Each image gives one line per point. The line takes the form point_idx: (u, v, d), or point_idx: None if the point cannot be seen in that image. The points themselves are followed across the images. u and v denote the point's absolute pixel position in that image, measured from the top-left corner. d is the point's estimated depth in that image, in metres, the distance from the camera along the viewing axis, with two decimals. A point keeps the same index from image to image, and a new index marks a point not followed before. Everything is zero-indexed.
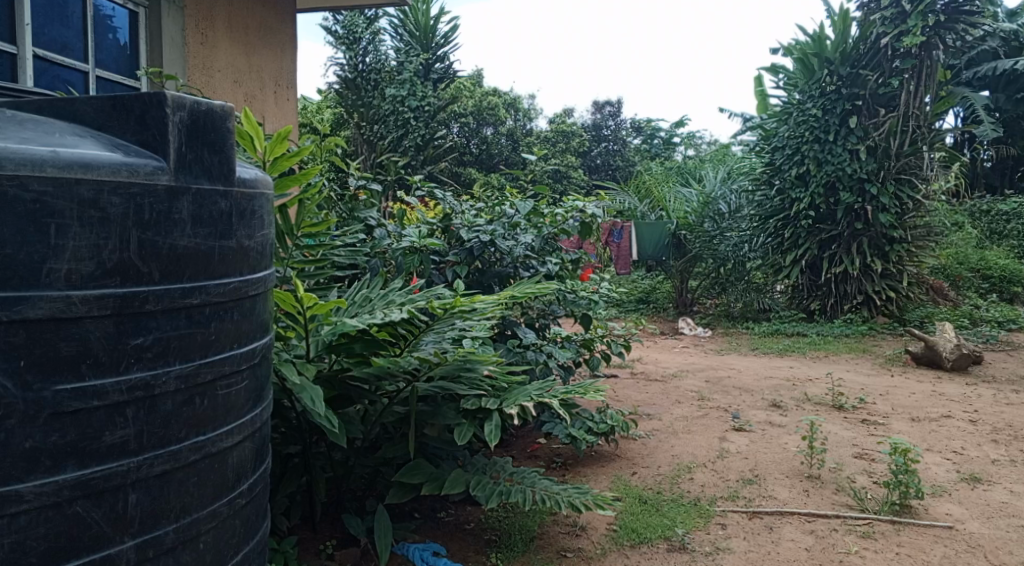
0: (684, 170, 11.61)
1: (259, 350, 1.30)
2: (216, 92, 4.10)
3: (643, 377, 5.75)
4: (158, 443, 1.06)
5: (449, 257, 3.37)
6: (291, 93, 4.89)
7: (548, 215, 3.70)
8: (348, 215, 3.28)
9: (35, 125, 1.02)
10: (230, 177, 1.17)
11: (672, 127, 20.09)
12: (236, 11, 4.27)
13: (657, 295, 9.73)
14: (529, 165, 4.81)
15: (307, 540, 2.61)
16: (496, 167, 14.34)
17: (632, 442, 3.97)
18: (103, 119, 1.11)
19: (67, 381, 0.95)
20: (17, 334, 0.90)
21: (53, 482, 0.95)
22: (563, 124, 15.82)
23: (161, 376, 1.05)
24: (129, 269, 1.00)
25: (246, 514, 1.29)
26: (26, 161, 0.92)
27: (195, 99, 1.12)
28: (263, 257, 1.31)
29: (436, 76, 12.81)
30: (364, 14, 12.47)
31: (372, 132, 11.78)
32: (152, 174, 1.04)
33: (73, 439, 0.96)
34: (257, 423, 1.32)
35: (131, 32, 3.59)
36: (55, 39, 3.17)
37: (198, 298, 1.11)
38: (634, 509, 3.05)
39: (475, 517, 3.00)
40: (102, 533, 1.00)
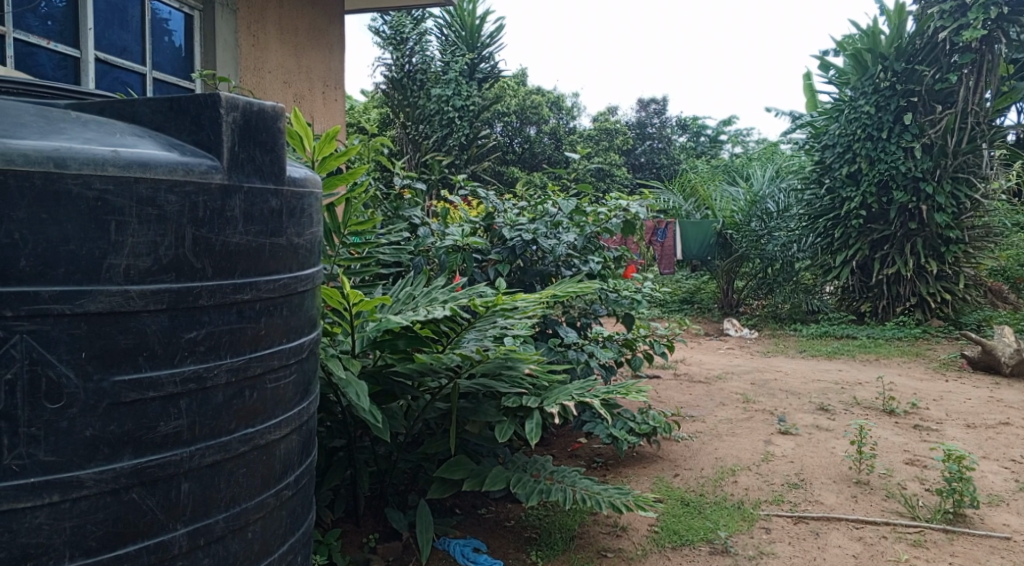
0: (730, 169, 11.44)
1: (307, 344, 1.34)
2: (267, 93, 4.19)
3: (686, 378, 5.70)
4: (209, 434, 1.10)
5: (491, 256, 3.40)
6: (338, 93, 4.97)
7: (591, 214, 3.70)
8: (392, 214, 3.32)
9: (96, 125, 1.07)
10: (281, 176, 1.21)
11: (719, 124, 19.86)
12: (286, 13, 4.36)
13: (701, 295, 9.63)
14: (573, 164, 4.81)
15: (350, 533, 2.66)
16: (540, 166, 14.36)
17: (675, 443, 3.94)
18: (160, 120, 1.14)
19: (125, 372, 0.99)
20: (78, 326, 0.94)
21: (111, 469, 0.99)
22: (607, 122, 15.75)
23: (213, 369, 1.09)
24: (184, 265, 1.04)
25: (292, 505, 1.33)
26: (89, 160, 0.96)
27: (247, 99, 1.15)
28: (311, 255, 1.34)
29: (481, 76, 12.78)
30: (411, 14, 12.59)
31: (418, 132, 11.92)
32: (206, 172, 1.07)
33: (130, 429, 1.00)
34: (304, 416, 1.35)
35: (187, 34, 3.70)
36: (115, 43, 3.28)
37: (249, 294, 1.14)
38: (676, 511, 3.03)
39: (515, 514, 3.01)
40: (156, 520, 1.04)
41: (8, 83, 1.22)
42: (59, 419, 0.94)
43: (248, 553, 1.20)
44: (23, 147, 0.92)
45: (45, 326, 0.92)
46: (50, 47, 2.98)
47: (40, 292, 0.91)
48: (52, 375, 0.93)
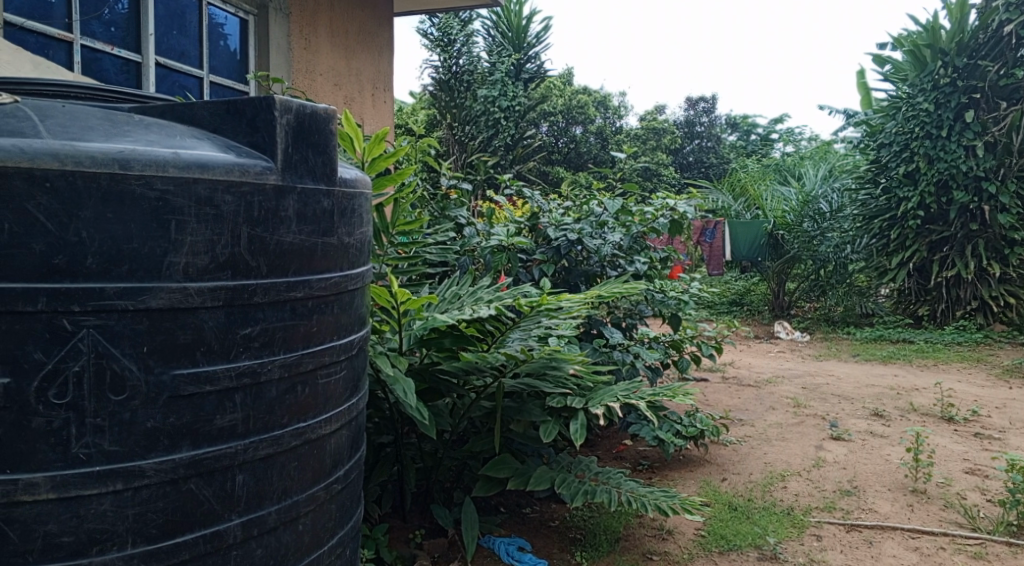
0: (781, 169, 11.22)
1: (356, 341, 1.36)
2: (318, 95, 4.26)
3: (734, 381, 5.62)
4: (263, 427, 1.13)
5: (536, 256, 3.40)
6: (387, 95, 5.04)
7: (637, 213, 3.67)
8: (439, 214, 3.35)
9: (158, 128, 1.11)
10: (333, 177, 1.23)
11: (770, 123, 19.55)
12: (337, 16, 4.43)
13: (751, 297, 9.47)
14: (619, 164, 4.78)
15: (397, 528, 2.69)
16: (585, 166, 14.33)
17: (723, 447, 3.89)
18: (219, 122, 1.18)
19: (184, 366, 1.02)
20: (141, 322, 0.98)
21: (170, 460, 1.03)
22: (654, 122, 15.62)
23: (266, 365, 1.12)
24: (240, 263, 1.07)
25: (342, 499, 1.36)
26: (151, 162, 0.99)
27: (301, 102, 1.18)
28: (361, 254, 1.37)
29: (527, 76, 12.94)
30: (459, 17, 12.66)
31: (464, 132, 11.99)
32: (261, 174, 1.10)
33: (188, 421, 1.03)
34: (353, 412, 1.37)
35: (242, 38, 3.79)
36: (174, 47, 3.39)
37: (302, 292, 1.17)
38: (723, 515, 2.99)
39: (560, 515, 3.01)
40: (212, 510, 1.08)
41: (77, 88, 1.27)
42: (122, 411, 0.98)
43: (299, 544, 1.23)
44: (90, 150, 0.96)
45: (111, 320, 0.96)
46: (114, 52, 3.09)
47: (106, 288, 0.95)
48: (116, 367, 0.97)
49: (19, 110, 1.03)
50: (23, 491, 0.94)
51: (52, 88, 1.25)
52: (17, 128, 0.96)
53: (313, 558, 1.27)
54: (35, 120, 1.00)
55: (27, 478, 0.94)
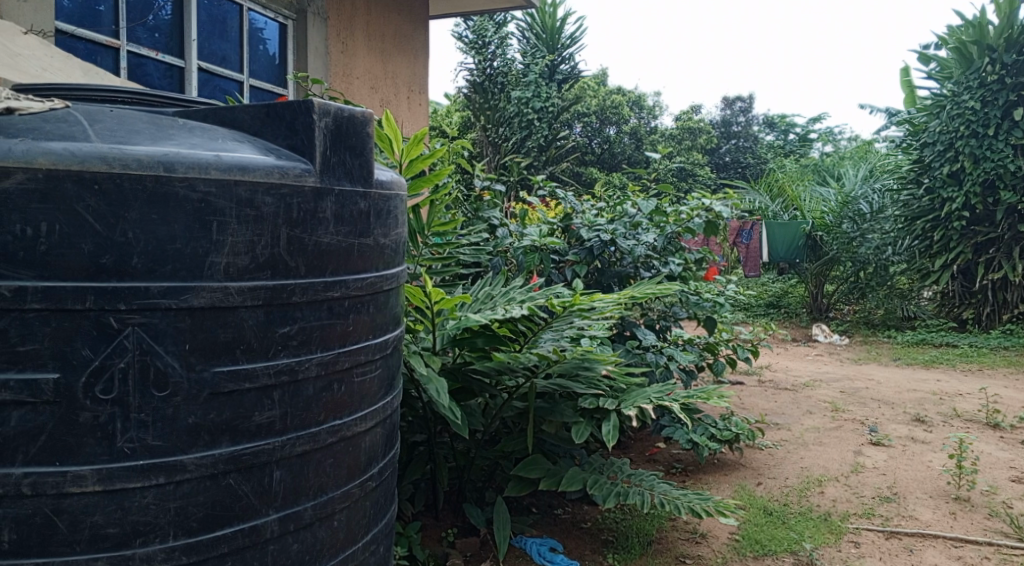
0: (820, 169, 11.05)
1: (391, 341, 1.38)
2: (355, 98, 4.32)
3: (771, 384, 5.55)
4: (300, 424, 1.15)
5: (569, 256, 3.40)
6: (423, 97, 5.07)
7: (672, 213, 3.64)
8: (472, 215, 3.37)
9: (200, 131, 1.13)
10: (369, 179, 1.25)
11: (809, 122, 19.30)
12: (373, 20, 4.48)
13: (788, 300, 9.33)
14: (654, 165, 4.75)
15: (429, 526, 2.71)
16: (619, 167, 14.28)
17: (759, 451, 3.84)
18: (259, 125, 1.21)
19: (225, 364, 1.05)
20: (184, 320, 1.01)
21: (211, 455, 1.05)
22: (689, 122, 15.55)
23: (304, 363, 1.14)
24: (279, 263, 1.10)
25: (376, 496, 1.37)
26: (194, 164, 1.02)
27: (339, 106, 1.20)
28: (396, 254, 1.39)
29: (561, 77, 13.00)
30: (494, 18, 12.69)
31: (497, 134, 12.00)
32: (300, 175, 1.13)
33: (228, 418, 1.06)
34: (388, 411, 1.39)
35: (281, 43, 3.86)
36: (216, 52, 3.46)
37: (339, 291, 1.19)
38: (758, 520, 2.96)
39: (592, 516, 3.01)
40: (250, 505, 1.10)
41: (125, 93, 1.31)
42: (166, 406, 1.01)
43: (334, 540, 1.25)
44: (137, 153, 0.99)
45: (154, 318, 0.99)
46: (158, 57, 3.16)
47: (150, 287, 0.98)
48: (160, 364, 0.99)
49: (69, 115, 1.06)
50: (71, 483, 0.97)
51: (101, 94, 1.29)
52: (68, 132, 1.00)
53: (347, 554, 1.29)
54: (85, 125, 1.03)
55: (75, 470, 0.97)
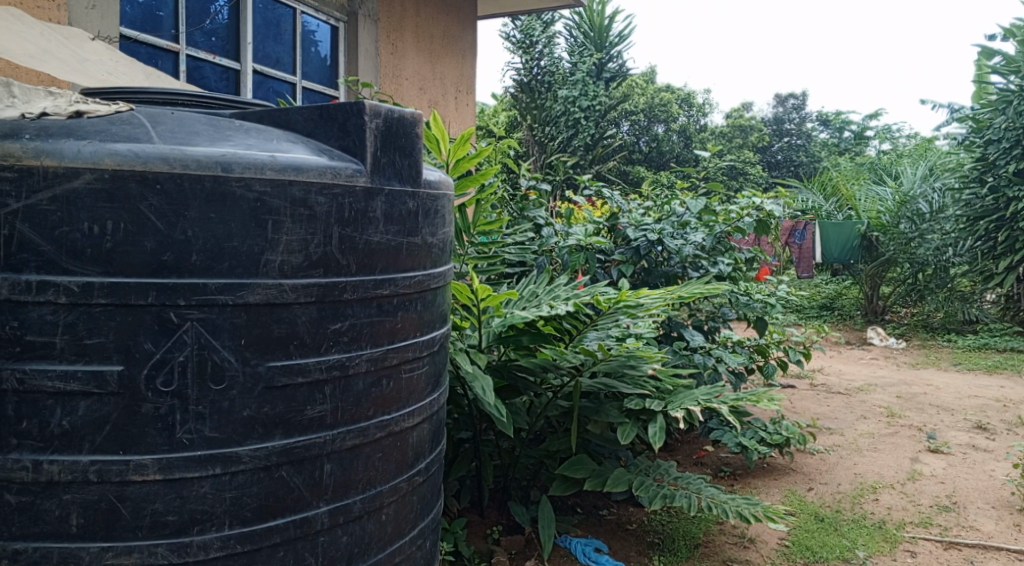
0: (877, 168, 10.75)
1: (438, 338, 1.40)
2: (404, 99, 4.37)
3: (823, 388, 5.44)
4: (350, 418, 1.18)
5: (615, 256, 3.39)
6: (470, 98, 5.11)
7: (721, 213, 3.59)
8: (518, 215, 3.38)
9: (256, 133, 1.17)
10: (418, 179, 1.27)
11: (865, 120, 18.87)
12: (422, 21, 4.53)
13: (842, 302, 9.08)
14: (704, 163, 4.68)
15: (475, 523, 2.73)
16: (667, 165, 14.20)
17: (810, 456, 3.77)
18: (312, 127, 1.24)
19: (278, 358, 1.08)
20: (239, 316, 1.04)
21: (264, 447, 1.08)
22: (741, 119, 15.93)
23: (355, 359, 1.17)
24: (331, 261, 1.12)
25: (423, 491, 1.39)
26: (250, 165, 1.05)
27: (389, 107, 1.22)
28: (443, 253, 1.41)
29: (609, 75, 12.93)
30: (541, 18, 12.65)
31: (544, 133, 11.99)
32: (352, 176, 1.15)
33: (281, 412, 1.09)
34: (435, 407, 1.41)
35: (333, 45, 3.93)
36: (270, 55, 3.54)
37: (387, 289, 1.21)
38: (809, 526, 2.90)
39: (638, 518, 2.98)
40: (302, 497, 1.13)
41: (185, 96, 1.35)
42: (222, 399, 1.04)
43: (382, 534, 1.28)
44: (196, 153, 1.02)
45: (212, 314, 1.02)
46: (215, 61, 3.25)
47: (208, 284, 1.02)
48: (217, 358, 1.03)
49: (133, 118, 1.11)
50: (133, 471, 1.01)
51: (163, 96, 1.34)
52: (133, 135, 1.04)
53: (395, 548, 1.31)
54: (148, 127, 1.07)
55: (137, 459, 1.01)
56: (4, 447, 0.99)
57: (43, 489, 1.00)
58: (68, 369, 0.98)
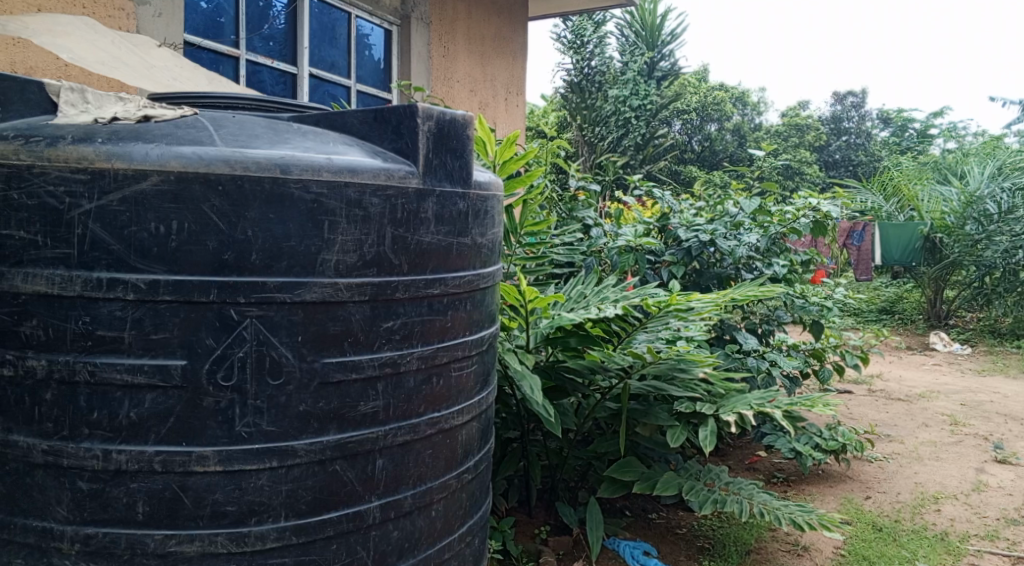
0: (941, 167, 10.38)
1: (487, 337, 1.41)
2: (455, 101, 4.42)
3: (882, 394, 5.30)
4: (401, 415, 1.20)
5: (665, 257, 3.36)
6: (520, 99, 5.13)
7: (776, 213, 3.52)
8: (567, 215, 3.39)
9: (313, 135, 1.20)
10: (468, 179, 1.29)
11: (930, 116, 18.25)
12: (474, 24, 4.57)
13: (903, 306, 8.87)
14: (758, 162, 4.60)
15: (523, 523, 2.74)
16: (720, 165, 14.03)
17: (868, 463, 3.68)
18: (366, 129, 1.26)
19: (333, 355, 1.11)
20: (296, 313, 1.07)
21: (319, 442, 1.11)
22: (797, 118, 15.66)
23: (406, 356, 1.19)
24: (385, 261, 1.15)
25: (471, 488, 1.41)
26: (308, 166, 1.08)
27: (442, 109, 1.24)
28: (492, 254, 1.42)
29: (660, 74, 12.81)
30: (592, 18, 12.55)
31: (594, 134, 11.94)
32: (405, 177, 1.17)
33: (336, 407, 1.12)
34: (484, 406, 1.43)
35: (386, 48, 3.99)
36: (326, 59, 3.62)
37: (438, 288, 1.23)
38: (866, 535, 2.83)
39: (688, 522, 2.95)
40: (354, 491, 1.16)
41: (245, 101, 1.40)
42: (279, 395, 1.07)
43: (432, 530, 1.30)
44: (257, 156, 1.05)
45: (270, 311, 1.05)
46: (273, 65, 3.33)
47: (267, 282, 1.05)
48: (275, 354, 1.06)
49: (197, 122, 1.15)
50: (195, 463, 1.05)
51: (224, 100, 1.38)
52: (196, 138, 1.08)
53: (444, 544, 1.33)
54: (211, 130, 1.11)
55: (199, 451, 1.05)
56: (76, 436, 1.04)
57: (112, 477, 1.05)
58: (135, 363, 1.03)
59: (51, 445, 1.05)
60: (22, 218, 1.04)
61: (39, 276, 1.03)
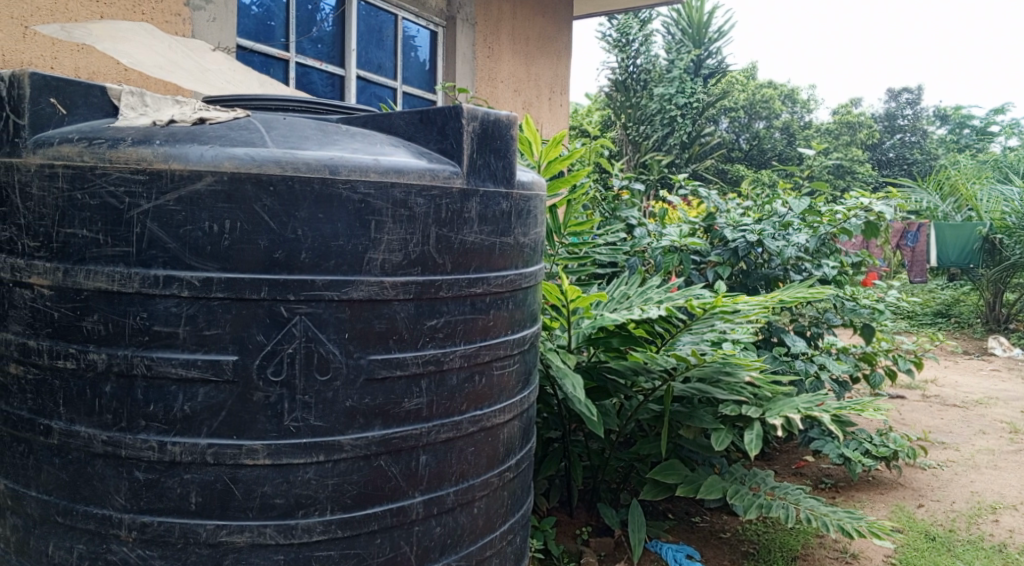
0: (1002, 166, 10.02)
1: (529, 337, 1.42)
2: (500, 101, 4.44)
3: (938, 399, 5.14)
4: (444, 412, 1.22)
5: (711, 257, 3.33)
6: (564, 98, 5.12)
7: (826, 213, 3.44)
8: (610, 215, 3.37)
9: (361, 137, 1.23)
10: (512, 179, 1.30)
11: (990, 113, 17.63)
12: (519, 24, 4.58)
13: (960, 309, 8.60)
14: (809, 161, 4.50)
15: (564, 523, 2.74)
16: (768, 164, 13.78)
17: (921, 471, 3.58)
18: (412, 130, 1.28)
19: (379, 352, 1.13)
20: (344, 311, 1.10)
21: (365, 437, 1.14)
22: (848, 115, 15.30)
23: (449, 354, 1.21)
24: (429, 260, 1.17)
25: (513, 487, 1.42)
26: (356, 167, 1.10)
27: (486, 110, 1.26)
28: (535, 253, 1.43)
29: (707, 71, 12.64)
30: (638, 15, 12.41)
31: (638, 132, 11.83)
32: (450, 177, 1.19)
33: (381, 403, 1.14)
34: (525, 404, 1.44)
35: (432, 50, 4.02)
36: (373, 61, 3.66)
37: (481, 287, 1.25)
38: (919, 545, 2.75)
39: (732, 527, 2.92)
40: (399, 486, 1.18)
41: (296, 103, 1.43)
42: (327, 390, 1.10)
43: (474, 527, 1.31)
44: (306, 157, 1.08)
45: (318, 308, 1.08)
46: (322, 67, 3.39)
47: (316, 280, 1.08)
48: (323, 351, 1.09)
49: (250, 123, 1.18)
50: (245, 455, 1.09)
51: (275, 103, 1.42)
52: (248, 140, 1.11)
53: (486, 541, 1.35)
54: (263, 132, 1.14)
55: (250, 444, 1.08)
56: (134, 428, 1.08)
57: (167, 468, 1.09)
58: (189, 357, 1.06)
59: (110, 436, 1.09)
60: (86, 218, 1.08)
61: (100, 273, 1.07)
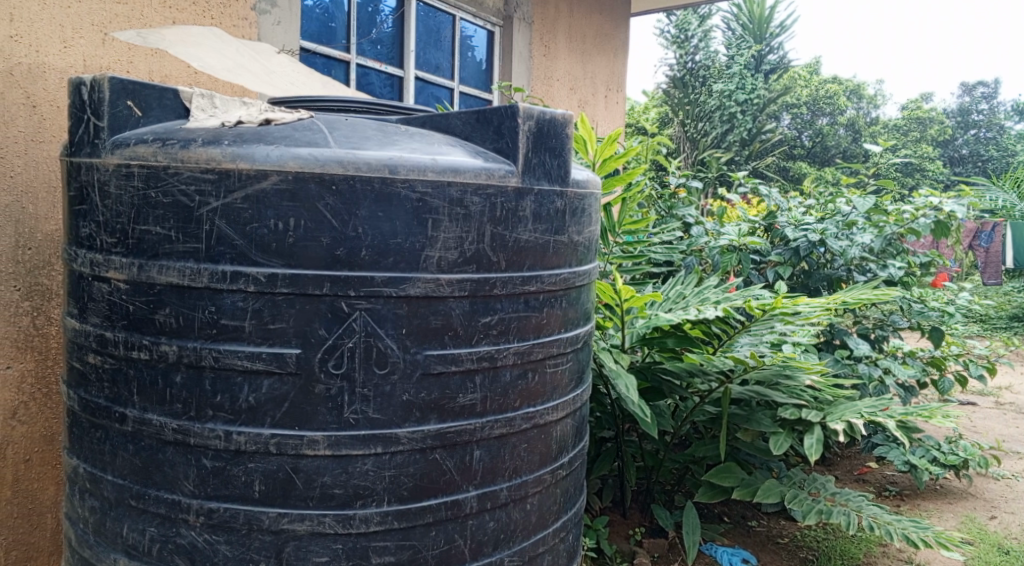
0: None
1: (582, 335, 1.42)
2: (556, 99, 4.45)
3: (1013, 407, 4.93)
4: (498, 408, 1.23)
5: (771, 257, 3.27)
6: (621, 95, 5.09)
7: (893, 212, 3.33)
8: (666, 213, 3.34)
9: (419, 137, 1.25)
10: (566, 178, 1.31)
11: None
12: (576, 22, 4.57)
13: None
14: (875, 158, 4.36)
15: (618, 523, 2.73)
16: (832, 161, 13.44)
17: (994, 481, 3.44)
18: (468, 130, 1.30)
19: (434, 348, 1.15)
20: (401, 307, 1.12)
21: (421, 430, 1.16)
22: (918, 111, 14.79)
23: (503, 351, 1.22)
24: (484, 258, 1.18)
25: (566, 485, 1.43)
26: (414, 167, 1.13)
27: (542, 109, 1.26)
28: (589, 252, 1.43)
29: (768, 67, 12.38)
30: (698, 11, 12.25)
31: (697, 129, 11.70)
32: (505, 176, 1.20)
33: (437, 398, 1.17)
34: (578, 403, 1.44)
35: (489, 49, 4.05)
36: (431, 61, 3.71)
37: (535, 286, 1.26)
38: (990, 558, 2.65)
39: (790, 532, 2.86)
40: (453, 480, 1.20)
41: (357, 104, 1.46)
42: (385, 383, 1.13)
43: (527, 522, 1.33)
44: (366, 157, 1.11)
45: (377, 304, 1.11)
46: (381, 68, 3.46)
47: (375, 277, 1.11)
48: (381, 345, 1.12)
49: (313, 124, 1.22)
50: (307, 446, 1.12)
51: (337, 104, 1.45)
52: (312, 140, 1.14)
53: (539, 537, 1.36)
54: (326, 132, 1.17)
55: (311, 435, 1.12)
56: (202, 417, 1.13)
57: (231, 457, 1.13)
58: (254, 351, 1.10)
59: (179, 424, 1.14)
60: (159, 216, 1.13)
61: (172, 268, 1.12)
